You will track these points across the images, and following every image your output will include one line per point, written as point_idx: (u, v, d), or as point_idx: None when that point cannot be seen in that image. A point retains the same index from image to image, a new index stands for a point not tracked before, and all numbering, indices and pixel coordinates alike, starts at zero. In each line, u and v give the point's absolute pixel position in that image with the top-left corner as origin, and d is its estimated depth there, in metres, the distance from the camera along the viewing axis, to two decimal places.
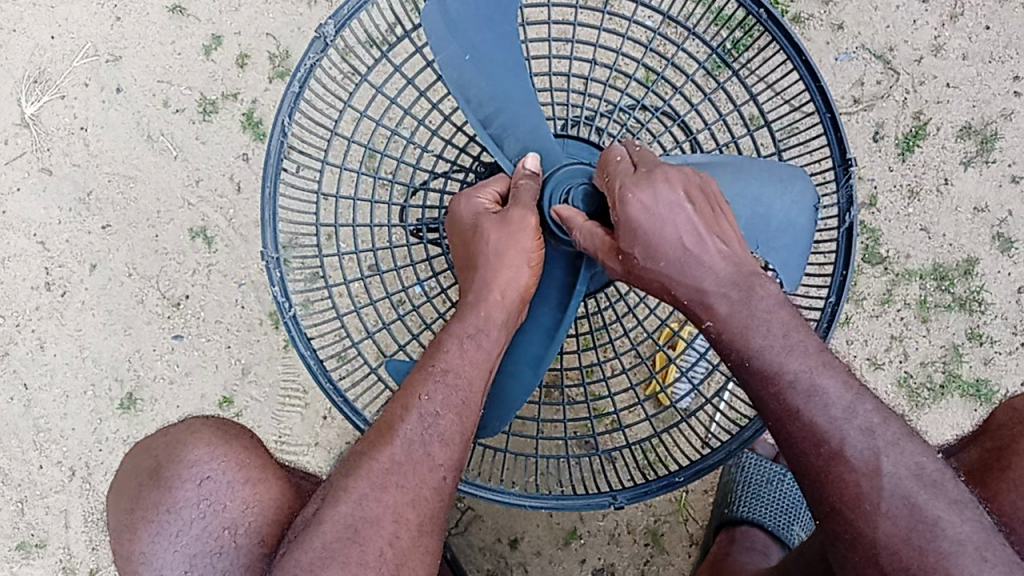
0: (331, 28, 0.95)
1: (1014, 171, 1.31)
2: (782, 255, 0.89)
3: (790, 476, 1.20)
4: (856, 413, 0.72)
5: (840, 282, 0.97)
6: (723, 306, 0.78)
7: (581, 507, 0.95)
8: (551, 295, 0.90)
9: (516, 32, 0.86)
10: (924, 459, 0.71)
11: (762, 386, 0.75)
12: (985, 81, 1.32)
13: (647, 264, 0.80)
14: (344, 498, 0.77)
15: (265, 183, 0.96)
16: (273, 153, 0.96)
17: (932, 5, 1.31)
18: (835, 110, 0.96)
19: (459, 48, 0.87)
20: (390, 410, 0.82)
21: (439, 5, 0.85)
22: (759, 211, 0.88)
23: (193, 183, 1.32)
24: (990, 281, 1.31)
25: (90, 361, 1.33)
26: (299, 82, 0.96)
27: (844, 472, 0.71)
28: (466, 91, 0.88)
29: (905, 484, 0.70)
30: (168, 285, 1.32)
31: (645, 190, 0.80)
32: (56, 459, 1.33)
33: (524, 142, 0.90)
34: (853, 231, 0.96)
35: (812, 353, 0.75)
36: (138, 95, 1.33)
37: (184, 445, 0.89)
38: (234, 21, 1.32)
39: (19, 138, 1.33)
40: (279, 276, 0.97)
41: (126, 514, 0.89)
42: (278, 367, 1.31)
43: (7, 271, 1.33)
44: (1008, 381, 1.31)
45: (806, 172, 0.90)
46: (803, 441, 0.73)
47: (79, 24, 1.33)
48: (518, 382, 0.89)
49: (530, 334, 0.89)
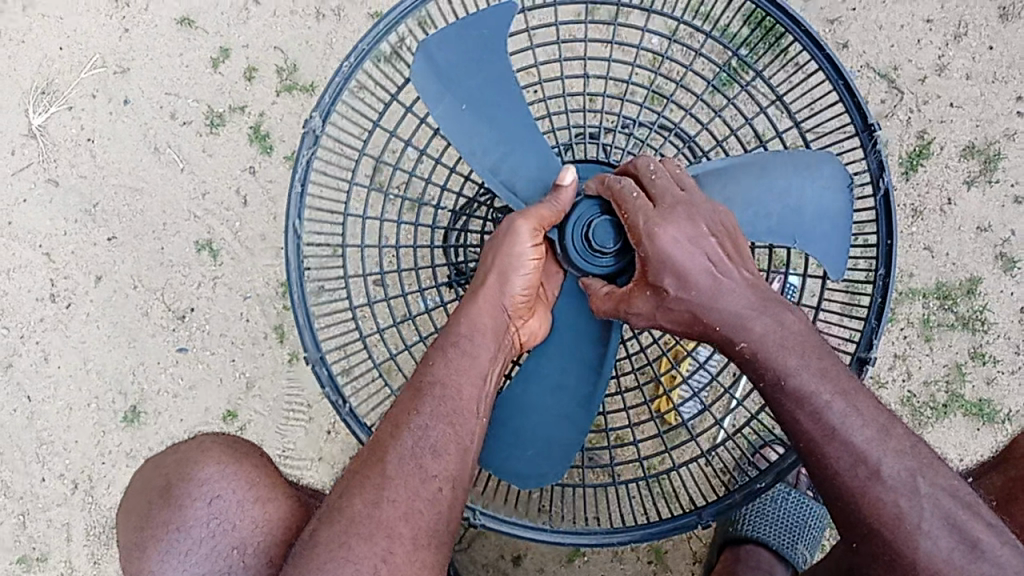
0: (317, 120, 0.94)
1: (1016, 191, 1.32)
2: (822, 244, 0.89)
3: (795, 493, 1.19)
4: (890, 437, 0.74)
5: (887, 251, 0.94)
6: (760, 327, 0.78)
7: (672, 531, 0.94)
8: (589, 331, 0.88)
9: (509, 71, 0.85)
10: (958, 482, 0.72)
11: (797, 406, 0.76)
12: (989, 100, 1.32)
13: (677, 294, 0.79)
14: (337, 518, 0.79)
15: (292, 290, 0.95)
16: (292, 260, 0.95)
17: (936, 25, 1.32)
18: (848, 75, 0.95)
19: (456, 98, 0.86)
20: (381, 429, 0.83)
21: (427, 57, 0.84)
22: (790, 204, 0.88)
23: (200, 196, 1.32)
24: (993, 300, 1.31)
25: (95, 373, 1.32)
26: (300, 181, 0.95)
27: (884, 492, 0.72)
28: (469, 143, 0.87)
29: (943, 504, 0.70)
30: (174, 297, 1.32)
31: (673, 225, 0.80)
32: (59, 472, 1.32)
33: (535, 183, 0.88)
34: (890, 196, 0.94)
35: (843, 377, 0.77)
36: (145, 107, 1.33)
37: (195, 463, 0.89)
38: (242, 33, 1.32)
39: (25, 149, 1.33)
40: (326, 373, 0.96)
41: (135, 531, 0.88)
42: (283, 381, 1.31)
43: (12, 282, 1.33)
44: (1011, 401, 1.31)
45: (831, 152, 0.89)
46: (839, 462, 0.74)
47: (87, 36, 1.33)
48: (570, 422, 0.88)
49: (573, 372, 0.88)
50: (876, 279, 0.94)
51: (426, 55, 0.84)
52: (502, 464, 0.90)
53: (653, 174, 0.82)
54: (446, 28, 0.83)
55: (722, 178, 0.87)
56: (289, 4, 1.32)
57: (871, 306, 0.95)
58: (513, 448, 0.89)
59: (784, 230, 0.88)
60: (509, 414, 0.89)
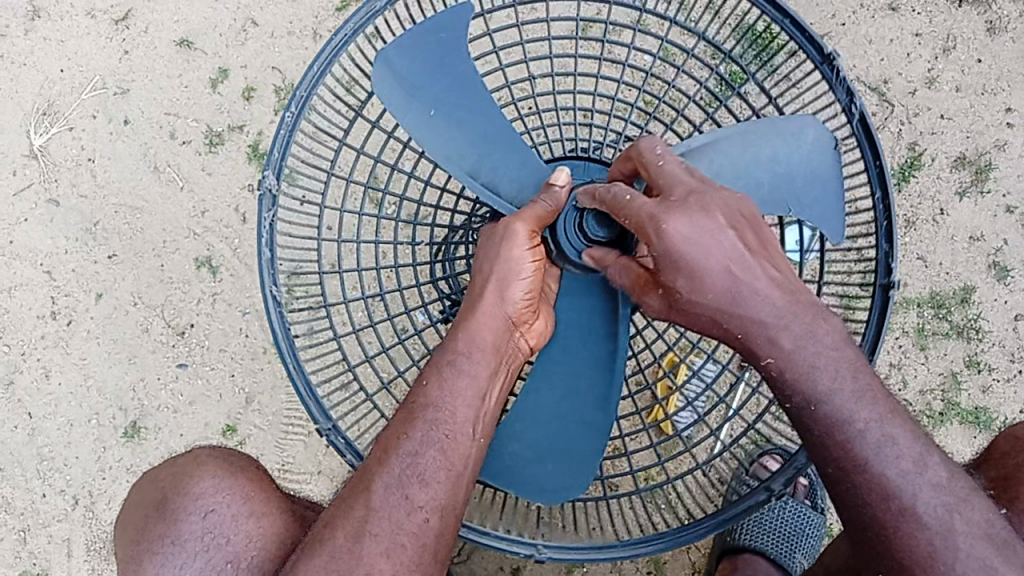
0: (272, 177, 0.95)
1: (1008, 201, 1.33)
2: (816, 205, 0.89)
3: (792, 503, 1.20)
4: (927, 466, 0.76)
5: (878, 172, 0.94)
6: (786, 340, 0.77)
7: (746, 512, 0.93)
8: (599, 330, 0.89)
9: (473, 70, 0.86)
10: (993, 516, 0.76)
11: (828, 434, 0.77)
12: (978, 112, 1.34)
13: (690, 296, 0.78)
14: (319, 552, 0.80)
15: (285, 359, 0.95)
16: (279, 331, 0.95)
17: (925, 38, 1.34)
18: (792, 14, 0.96)
19: (423, 105, 0.86)
20: (369, 460, 0.83)
21: (387, 66, 0.85)
22: (779, 170, 0.89)
23: (199, 214, 1.34)
24: (987, 309, 1.32)
25: (96, 389, 1.33)
26: (269, 246, 0.96)
27: (917, 529, 0.74)
28: (444, 150, 0.87)
29: (978, 546, 0.74)
30: (173, 314, 1.33)
31: (684, 221, 0.77)
32: (59, 488, 1.33)
33: (519, 182, 0.89)
34: (867, 119, 0.94)
35: (881, 400, 0.77)
36: (145, 127, 1.35)
37: (191, 477, 0.91)
38: (241, 54, 1.34)
39: (28, 169, 1.35)
40: (342, 441, 0.95)
41: (131, 545, 0.90)
42: (282, 397, 1.32)
43: (13, 300, 1.34)
44: (1008, 409, 1.31)
45: (812, 115, 0.89)
46: (869, 493, 0.76)
47: (88, 57, 1.35)
48: (588, 425, 0.88)
49: (586, 374, 0.89)
50: (876, 204, 0.94)
51: (385, 60, 0.85)
52: (526, 480, 0.90)
53: (659, 163, 0.82)
54: (404, 36, 0.84)
55: (706, 153, 0.88)
56: (287, 25, 1.34)
57: (879, 232, 0.94)
58: (534, 461, 0.89)
59: (776, 198, 0.89)
60: (527, 427, 0.89)
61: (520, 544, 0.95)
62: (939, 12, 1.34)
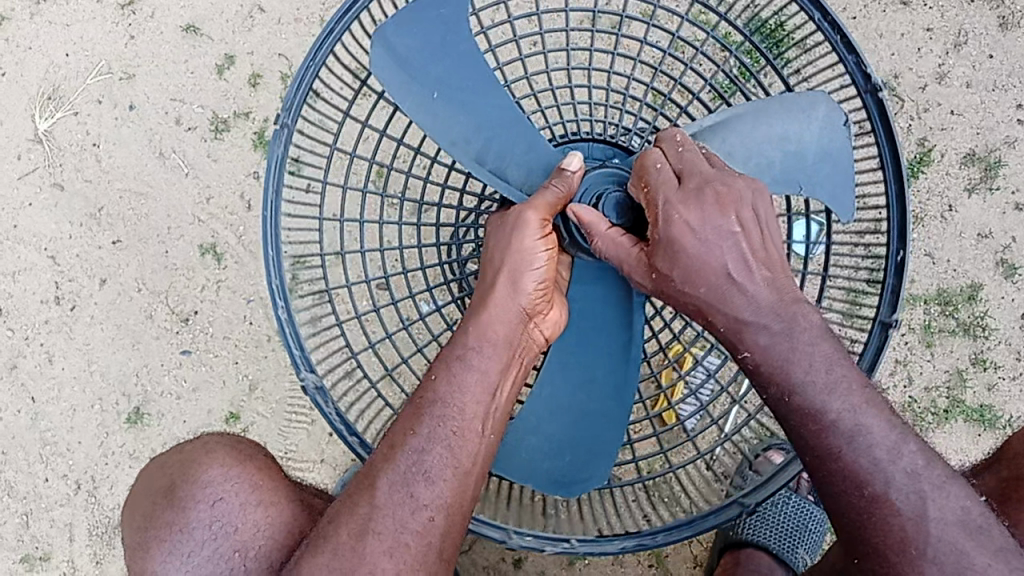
0: (309, 377, 0.94)
1: (1017, 199, 1.32)
2: (829, 187, 0.89)
3: (796, 497, 1.21)
4: (900, 456, 0.75)
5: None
6: (763, 337, 0.78)
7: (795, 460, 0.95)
8: (608, 323, 0.89)
9: (473, 49, 0.85)
10: (968, 503, 0.74)
11: (801, 422, 0.77)
12: (989, 108, 1.33)
13: (682, 288, 0.79)
14: (322, 550, 0.80)
15: None
16: None
17: (936, 33, 1.33)
18: None
19: (424, 87, 0.85)
20: (373, 458, 0.83)
21: (384, 45, 0.84)
22: (790, 150, 0.88)
23: (204, 200, 1.33)
24: (994, 306, 1.32)
25: (99, 375, 1.33)
26: (346, 428, 0.96)
27: (889, 516, 0.74)
28: (449, 134, 0.86)
29: (950, 530, 0.73)
30: (177, 300, 1.33)
31: (693, 212, 0.78)
32: (62, 472, 1.33)
33: (527, 168, 0.88)
34: None
35: (856, 391, 0.77)
36: (151, 113, 1.34)
37: (199, 466, 0.91)
38: (247, 40, 1.34)
39: (32, 153, 1.34)
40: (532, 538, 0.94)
41: (139, 532, 0.90)
42: (286, 385, 1.32)
43: (18, 284, 1.34)
44: (1013, 407, 1.31)
45: (824, 92, 0.88)
46: (843, 482, 0.76)
47: (94, 42, 1.35)
48: (608, 417, 0.89)
49: (605, 365, 0.88)
50: (822, 26, 0.94)
51: (382, 40, 0.84)
52: (543, 474, 0.90)
53: (681, 146, 0.81)
54: (400, 15, 0.83)
55: (718, 134, 0.87)
56: (294, 11, 1.33)
57: (837, 50, 0.94)
58: (551, 455, 0.89)
59: (790, 178, 0.89)
60: (545, 421, 0.89)
61: (721, 511, 0.94)
62: (951, 7, 1.33)
